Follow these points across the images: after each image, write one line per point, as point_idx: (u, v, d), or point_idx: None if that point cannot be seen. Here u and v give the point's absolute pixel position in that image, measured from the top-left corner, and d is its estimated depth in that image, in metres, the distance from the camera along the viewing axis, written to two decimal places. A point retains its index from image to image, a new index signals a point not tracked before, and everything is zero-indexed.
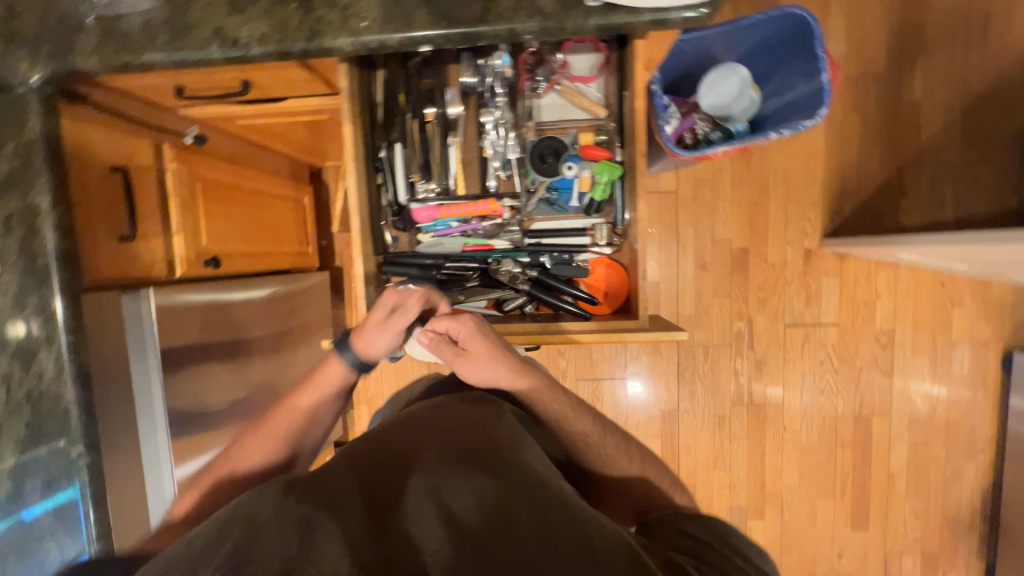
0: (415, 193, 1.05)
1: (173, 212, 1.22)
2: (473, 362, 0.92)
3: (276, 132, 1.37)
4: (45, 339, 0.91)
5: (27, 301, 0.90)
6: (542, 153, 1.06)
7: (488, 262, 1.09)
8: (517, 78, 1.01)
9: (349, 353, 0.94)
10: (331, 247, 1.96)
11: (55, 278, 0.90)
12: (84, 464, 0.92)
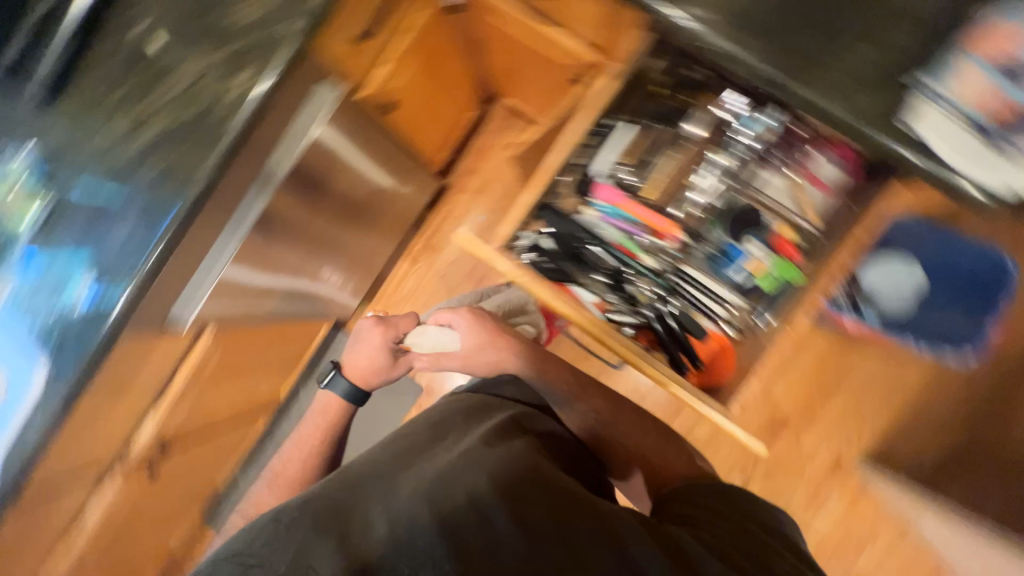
0: (611, 171, 1.22)
1: (404, 45, 1.23)
2: (479, 347, 1.20)
3: (517, 53, 1.42)
4: (258, 64, 0.93)
5: (275, 29, 0.93)
6: (743, 212, 1.21)
7: (631, 270, 1.28)
8: (770, 147, 1.18)
9: (343, 386, 1.28)
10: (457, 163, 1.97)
11: (305, 23, 0.92)
12: (192, 184, 0.91)
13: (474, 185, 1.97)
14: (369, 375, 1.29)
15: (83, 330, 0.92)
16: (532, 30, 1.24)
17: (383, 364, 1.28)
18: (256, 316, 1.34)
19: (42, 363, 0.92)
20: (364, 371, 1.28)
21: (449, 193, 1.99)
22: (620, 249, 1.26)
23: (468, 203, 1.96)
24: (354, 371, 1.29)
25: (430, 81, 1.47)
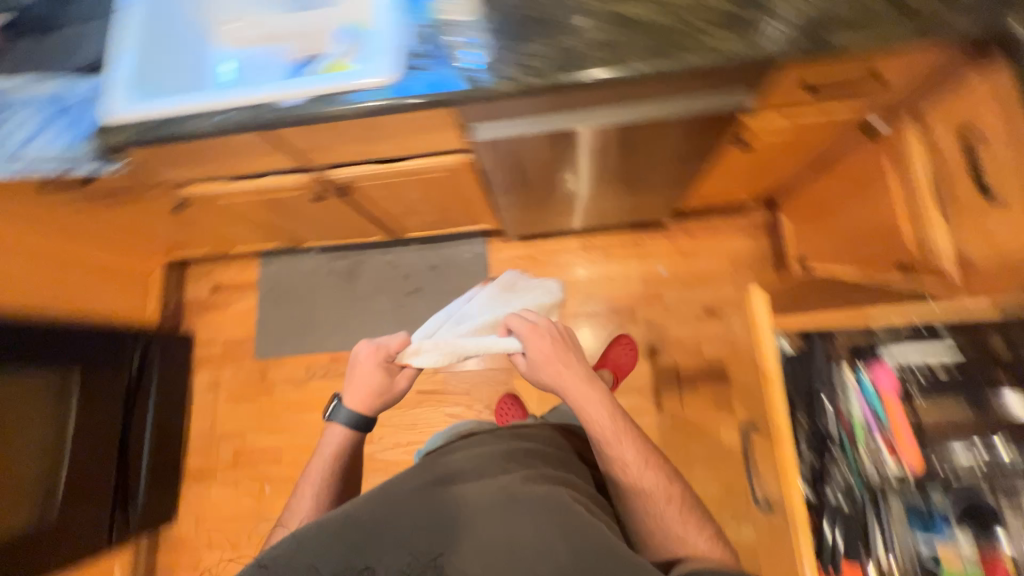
0: (906, 367, 0.80)
1: (700, 148, 0.98)
2: (539, 367, 0.90)
3: (794, 162, 1.12)
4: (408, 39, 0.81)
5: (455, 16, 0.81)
6: (988, 519, 0.73)
7: (834, 494, 0.80)
8: (950, 377, 0.79)
9: (343, 412, 0.93)
10: (692, 232, 1.58)
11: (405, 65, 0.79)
12: (313, 103, 0.81)
13: (683, 245, 1.58)
14: (372, 400, 0.92)
15: (195, 132, 0.84)
16: (797, 135, 0.99)
17: (384, 390, 0.93)
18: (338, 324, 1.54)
19: (218, 108, 0.83)
20: (365, 390, 0.93)
21: (657, 231, 1.60)
22: (845, 427, 0.82)
23: (641, 250, 1.60)
24: (357, 392, 0.92)
25: (786, 159, 1.11)
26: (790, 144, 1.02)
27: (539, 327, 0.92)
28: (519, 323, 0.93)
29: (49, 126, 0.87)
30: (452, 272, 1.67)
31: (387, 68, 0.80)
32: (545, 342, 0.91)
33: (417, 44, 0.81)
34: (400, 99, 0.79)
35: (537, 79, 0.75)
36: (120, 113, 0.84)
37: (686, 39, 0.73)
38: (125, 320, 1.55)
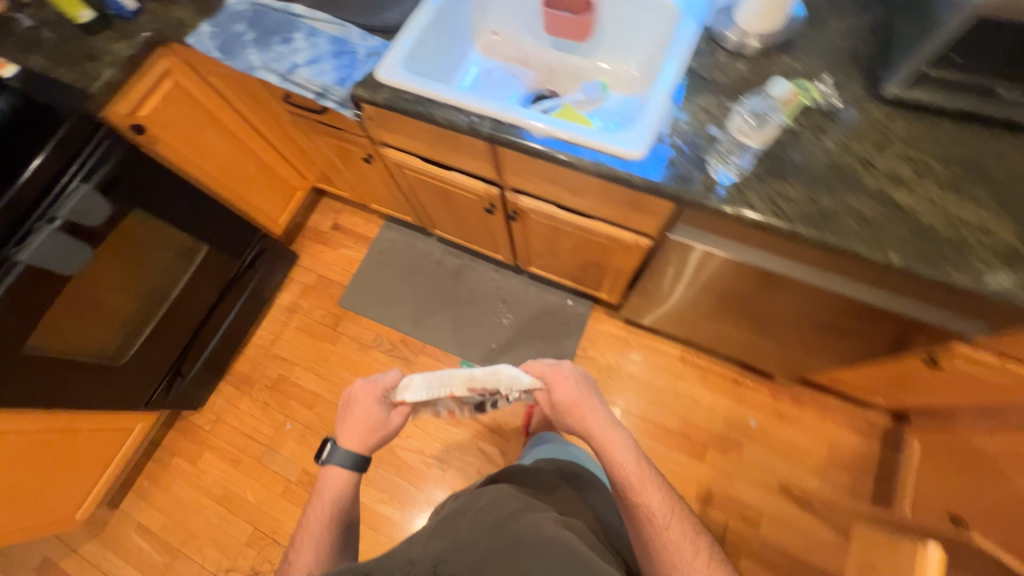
0: None
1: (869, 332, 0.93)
2: (565, 414, 0.86)
3: (957, 394, 1.01)
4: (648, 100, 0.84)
5: (697, 101, 0.83)
6: None
7: None
8: None
9: (341, 454, 0.85)
10: (801, 398, 1.47)
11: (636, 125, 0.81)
12: (543, 130, 0.83)
13: (786, 409, 1.47)
14: (369, 437, 0.87)
15: (441, 120, 0.88)
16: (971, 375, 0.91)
17: (378, 426, 0.87)
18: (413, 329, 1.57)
19: (469, 109, 0.86)
20: (357, 430, 0.86)
21: (764, 380, 1.50)
22: None
23: (739, 391, 1.50)
24: (353, 433, 0.86)
25: (956, 392, 1.01)
26: (969, 381, 0.93)
27: (562, 369, 0.87)
28: (542, 369, 0.89)
29: (324, 59, 0.96)
30: (547, 318, 1.67)
31: (639, 144, 0.79)
32: (567, 389, 0.87)
33: (676, 136, 0.80)
34: (640, 176, 0.79)
35: (784, 223, 0.72)
36: (389, 77, 0.90)
37: (951, 252, 0.69)
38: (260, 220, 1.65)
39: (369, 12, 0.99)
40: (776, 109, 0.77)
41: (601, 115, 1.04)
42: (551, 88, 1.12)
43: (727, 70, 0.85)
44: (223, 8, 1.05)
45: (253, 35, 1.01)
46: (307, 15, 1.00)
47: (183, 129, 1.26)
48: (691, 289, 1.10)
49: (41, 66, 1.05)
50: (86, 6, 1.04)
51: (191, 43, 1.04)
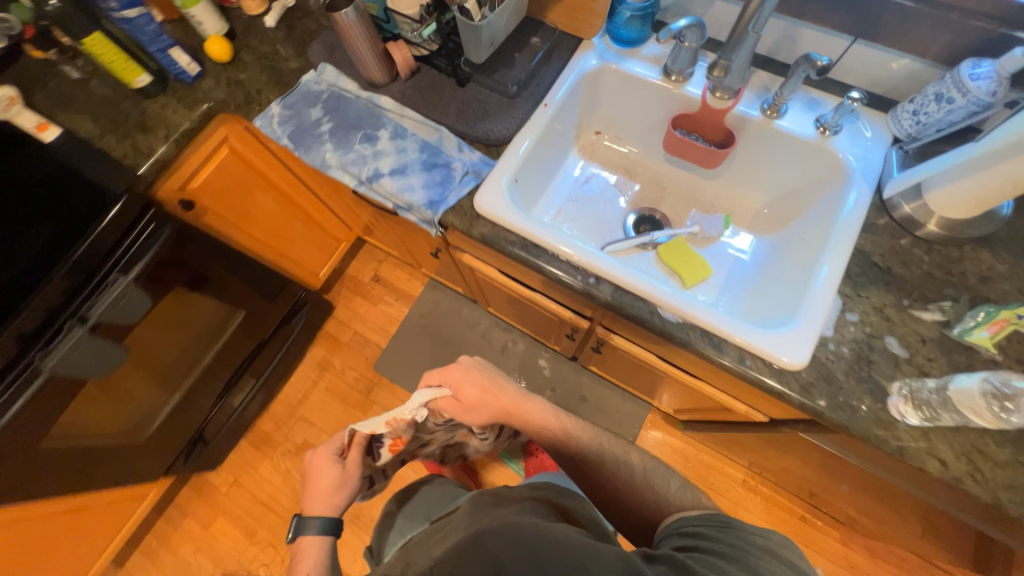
0: None
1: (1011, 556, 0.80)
2: (477, 409, 0.79)
3: None
4: (805, 288, 0.70)
5: (871, 297, 0.68)
6: None
7: None
8: None
9: (311, 523, 0.74)
10: (872, 548, 1.33)
11: (791, 326, 0.67)
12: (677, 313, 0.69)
13: (853, 556, 1.33)
14: (333, 493, 0.76)
15: (549, 273, 0.74)
16: None
17: (338, 480, 0.76)
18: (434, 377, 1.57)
19: (587, 268, 0.73)
20: (315, 493, 0.75)
21: (831, 520, 1.37)
22: None
23: (804, 531, 1.37)
24: (314, 501, 0.75)
25: None
26: None
27: (457, 364, 0.81)
28: (435, 377, 0.82)
29: (413, 171, 0.82)
30: (598, 415, 1.53)
31: (799, 352, 0.65)
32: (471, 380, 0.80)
33: (842, 343, 0.66)
34: (798, 393, 0.64)
35: (987, 495, 0.58)
36: (492, 212, 0.77)
37: None
38: (299, 275, 1.53)
39: (469, 117, 0.84)
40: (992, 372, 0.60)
41: (719, 259, 0.90)
42: (658, 210, 0.97)
43: (906, 259, 0.70)
44: (297, 86, 0.92)
45: (331, 126, 0.87)
46: (395, 110, 0.86)
47: (235, 197, 1.13)
48: (792, 455, 0.96)
49: (86, 130, 0.92)
50: (145, 71, 0.90)
51: (257, 125, 0.90)
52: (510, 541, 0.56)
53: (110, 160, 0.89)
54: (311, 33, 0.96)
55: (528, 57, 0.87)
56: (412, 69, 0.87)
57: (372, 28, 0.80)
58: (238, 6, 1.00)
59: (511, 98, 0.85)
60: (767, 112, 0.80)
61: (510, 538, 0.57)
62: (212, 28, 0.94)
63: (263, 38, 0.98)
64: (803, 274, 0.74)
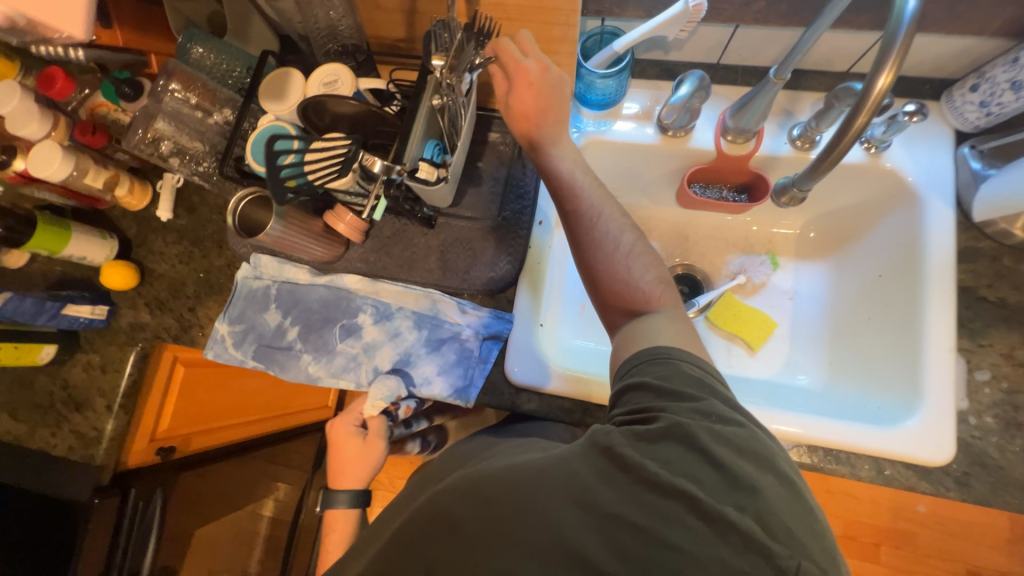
0: None
1: None
2: (523, 110, 0.59)
3: None
4: (914, 356, 0.60)
5: (994, 344, 0.58)
6: None
7: None
8: None
9: (340, 497, 0.78)
10: None
11: (914, 418, 0.57)
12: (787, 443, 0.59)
13: None
14: (354, 465, 0.78)
15: None
16: None
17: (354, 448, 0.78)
18: None
19: None
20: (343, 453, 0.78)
21: None
22: None
23: None
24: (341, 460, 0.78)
25: None
26: None
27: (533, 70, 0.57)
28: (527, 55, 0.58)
29: (418, 358, 0.67)
30: None
31: (943, 445, 0.56)
32: (527, 56, 0.58)
33: (983, 412, 0.57)
34: (955, 490, 0.56)
35: None
36: (533, 383, 0.63)
37: None
38: None
39: (458, 268, 0.68)
40: None
41: (778, 304, 0.78)
42: (690, 266, 0.84)
43: (1016, 285, 0.59)
44: (234, 289, 0.74)
45: (298, 330, 0.71)
46: (368, 288, 0.70)
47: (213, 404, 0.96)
48: None
49: (10, 434, 0.74)
50: (49, 339, 0.72)
51: (209, 356, 0.73)
52: (465, 493, 0.44)
53: (59, 463, 0.72)
54: (220, 213, 0.77)
55: (494, 165, 0.71)
56: (365, 231, 0.68)
57: (302, 216, 0.62)
58: (116, 205, 0.79)
59: (495, 225, 0.69)
60: (798, 143, 0.66)
61: (465, 488, 0.45)
62: (99, 256, 0.74)
63: (165, 236, 0.78)
64: (900, 326, 0.64)
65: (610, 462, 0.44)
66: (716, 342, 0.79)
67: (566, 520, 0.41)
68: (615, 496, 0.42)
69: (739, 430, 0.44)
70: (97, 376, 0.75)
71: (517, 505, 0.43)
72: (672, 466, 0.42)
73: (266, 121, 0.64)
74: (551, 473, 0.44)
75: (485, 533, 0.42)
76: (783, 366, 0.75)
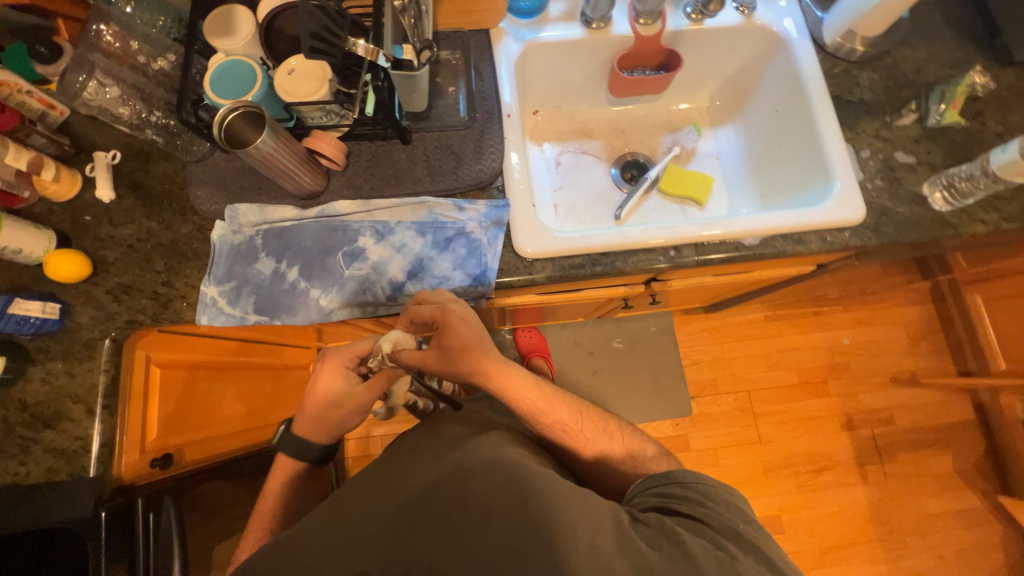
0: None
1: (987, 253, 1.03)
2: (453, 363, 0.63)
3: None
4: (820, 157, 0.77)
5: (866, 129, 0.77)
6: None
7: None
8: None
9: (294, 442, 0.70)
10: (866, 301, 1.62)
11: (834, 191, 0.74)
12: (756, 239, 0.72)
13: (861, 314, 1.61)
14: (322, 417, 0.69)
15: (630, 271, 0.72)
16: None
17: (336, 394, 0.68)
18: (585, 370, 1.54)
19: (663, 245, 0.71)
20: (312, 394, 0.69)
21: (833, 301, 1.62)
22: None
23: (821, 320, 1.61)
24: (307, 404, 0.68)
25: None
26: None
27: (277, 154, 0.61)
28: (432, 311, 0.61)
29: (430, 260, 0.70)
30: (637, 348, 1.56)
31: (858, 207, 0.72)
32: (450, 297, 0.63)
33: (874, 178, 0.75)
34: (873, 237, 0.72)
35: (1016, 224, 0.72)
36: (543, 250, 0.70)
37: None
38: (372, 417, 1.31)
39: (446, 171, 0.73)
40: (947, 115, 0.76)
41: (708, 164, 0.94)
42: (634, 152, 0.96)
43: (866, 85, 0.79)
44: (212, 250, 0.69)
45: (298, 270, 0.69)
46: (362, 210, 0.70)
47: (199, 410, 0.86)
48: (820, 281, 1.11)
49: None
50: None
51: (203, 323, 0.68)
52: (505, 492, 0.53)
53: (40, 489, 0.62)
54: (173, 181, 0.72)
55: (452, 78, 0.77)
56: (345, 154, 0.71)
57: (288, 136, 0.63)
58: (39, 199, 0.70)
59: (467, 127, 0.75)
60: (693, 16, 0.82)
61: (506, 488, 0.54)
62: (37, 247, 0.65)
63: (111, 220, 0.71)
64: (802, 143, 0.81)
65: (663, 538, 0.52)
66: (672, 207, 0.91)
67: (602, 535, 0.51)
68: (662, 556, 0.50)
69: (757, 528, 0.54)
70: (64, 383, 0.65)
71: (561, 514, 0.51)
72: (719, 545, 0.51)
73: (218, 60, 0.64)
74: (586, 500, 0.53)
75: (518, 525, 0.51)
76: (728, 209, 0.90)
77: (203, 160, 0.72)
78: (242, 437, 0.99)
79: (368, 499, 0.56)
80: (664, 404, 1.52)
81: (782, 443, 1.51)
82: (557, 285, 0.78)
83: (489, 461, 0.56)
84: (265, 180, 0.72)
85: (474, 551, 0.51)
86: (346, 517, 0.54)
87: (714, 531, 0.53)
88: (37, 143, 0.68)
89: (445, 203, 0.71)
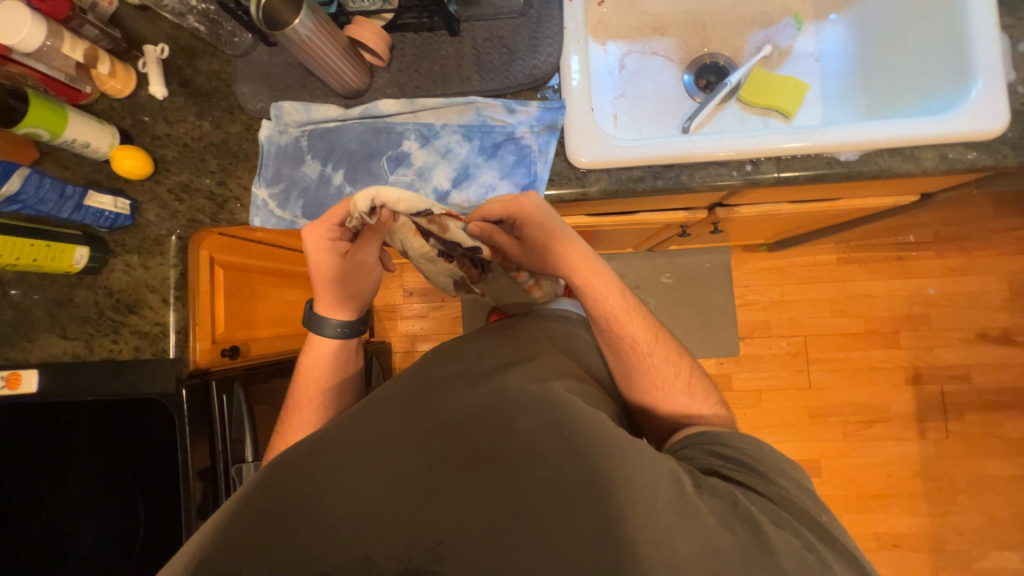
0: None
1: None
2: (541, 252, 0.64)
3: None
4: (962, 54, 0.63)
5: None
6: None
7: None
8: None
9: (327, 323, 0.69)
10: (966, 248, 1.42)
11: (971, 97, 0.61)
12: (853, 152, 0.62)
13: (956, 262, 1.42)
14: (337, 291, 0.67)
15: (696, 187, 0.64)
16: None
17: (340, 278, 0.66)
18: None
19: (740, 158, 0.62)
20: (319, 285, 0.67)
21: (925, 246, 1.43)
22: None
23: (906, 266, 1.44)
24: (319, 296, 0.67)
25: None
26: None
27: (312, 43, 0.57)
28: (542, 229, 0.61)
29: (478, 167, 0.65)
30: (687, 284, 1.48)
31: (1000, 116, 0.59)
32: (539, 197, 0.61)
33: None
34: (1011, 155, 0.60)
35: None
36: (600, 159, 0.63)
37: None
38: (414, 334, 1.36)
39: (496, 68, 0.65)
40: None
41: (805, 67, 0.79)
42: (713, 53, 0.83)
43: None
44: (261, 151, 0.68)
45: (343, 173, 0.67)
46: (406, 109, 0.66)
47: (258, 311, 0.92)
48: (920, 216, 0.96)
49: (68, 352, 0.70)
50: (79, 241, 0.67)
51: (256, 225, 0.69)
52: (555, 437, 0.47)
53: (131, 365, 0.70)
54: (219, 78, 0.71)
55: None
56: (388, 47, 0.66)
57: (330, 22, 0.58)
58: (100, 96, 0.71)
59: (522, 15, 0.66)
60: None
61: (556, 434, 0.47)
62: (103, 142, 0.67)
63: (166, 118, 0.71)
64: (937, 37, 0.66)
65: (739, 518, 0.44)
66: (752, 120, 0.78)
67: (659, 500, 0.44)
68: (735, 538, 0.43)
69: (846, 532, 0.46)
70: (141, 274, 0.71)
71: (614, 467, 0.45)
72: (809, 547, 0.43)
73: None
74: (647, 462, 0.46)
75: (568, 478, 0.44)
76: (821, 122, 0.77)
77: (247, 54, 0.70)
78: (297, 340, 1.06)
79: (384, 420, 0.49)
80: (709, 342, 1.47)
81: (835, 391, 1.44)
82: (612, 203, 0.72)
83: (536, 399, 0.51)
84: (307, 77, 0.69)
85: (513, 499, 0.43)
86: (358, 443, 0.46)
87: (802, 526, 0.45)
88: (90, 34, 0.67)
89: (496, 103, 0.65)
